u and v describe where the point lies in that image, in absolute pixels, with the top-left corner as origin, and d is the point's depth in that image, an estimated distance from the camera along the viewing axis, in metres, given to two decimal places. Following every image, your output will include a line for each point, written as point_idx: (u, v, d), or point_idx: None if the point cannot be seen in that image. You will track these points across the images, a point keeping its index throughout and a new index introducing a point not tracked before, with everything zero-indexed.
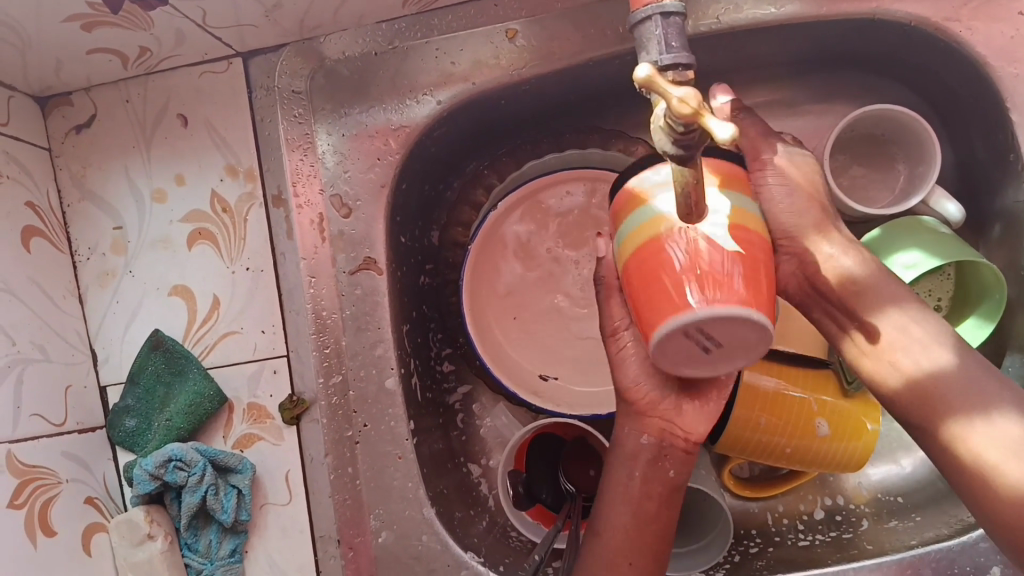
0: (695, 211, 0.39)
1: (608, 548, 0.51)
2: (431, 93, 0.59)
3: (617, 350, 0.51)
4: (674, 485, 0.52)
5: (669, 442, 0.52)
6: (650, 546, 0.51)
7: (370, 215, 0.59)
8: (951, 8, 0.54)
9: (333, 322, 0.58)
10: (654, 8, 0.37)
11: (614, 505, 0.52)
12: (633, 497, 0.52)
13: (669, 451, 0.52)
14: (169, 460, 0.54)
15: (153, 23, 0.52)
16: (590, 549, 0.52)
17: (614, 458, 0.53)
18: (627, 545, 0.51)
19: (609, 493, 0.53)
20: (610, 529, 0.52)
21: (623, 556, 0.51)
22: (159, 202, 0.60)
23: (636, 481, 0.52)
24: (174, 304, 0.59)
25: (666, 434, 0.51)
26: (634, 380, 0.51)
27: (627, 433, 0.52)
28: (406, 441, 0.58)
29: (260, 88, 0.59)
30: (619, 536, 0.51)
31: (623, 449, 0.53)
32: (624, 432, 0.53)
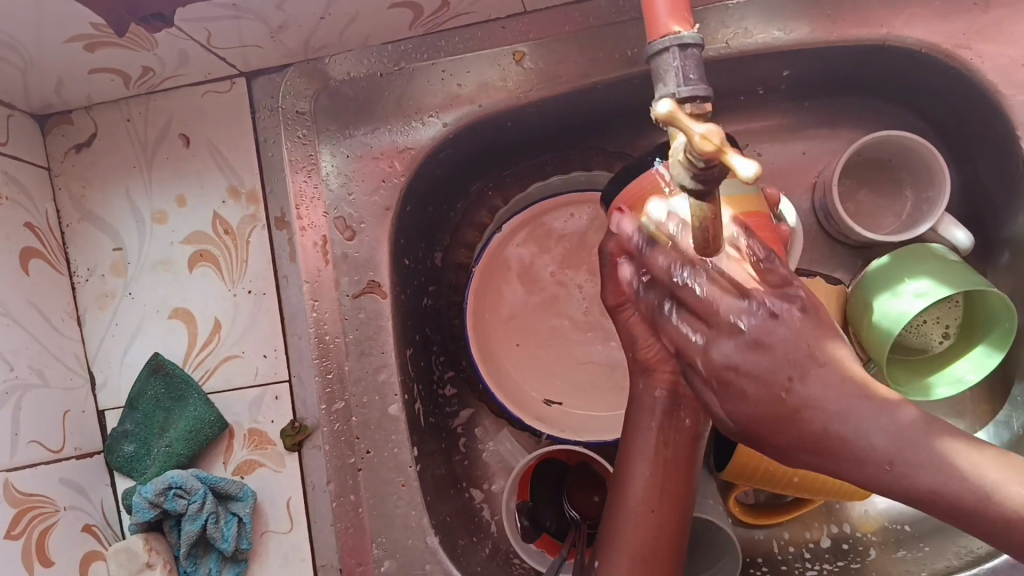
0: (712, 245, 0.38)
1: (632, 498, 0.53)
2: (437, 115, 0.58)
3: (624, 320, 0.52)
4: (693, 434, 0.54)
5: (683, 393, 0.53)
6: (672, 493, 0.53)
7: (375, 238, 0.58)
8: (962, 35, 0.54)
9: (336, 347, 0.57)
10: (672, 39, 0.37)
11: (633, 466, 0.54)
12: (652, 449, 0.53)
13: (683, 401, 0.53)
14: (170, 488, 0.54)
15: (157, 44, 0.51)
16: (616, 499, 0.54)
17: (631, 412, 0.54)
18: (651, 494, 0.53)
19: (628, 447, 0.54)
20: (633, 480, 0.54)
21: (647, 505, 0.53)
22: (160, 223, 0.59)
23: (653, 433, 0.53)
24: (174, 327, 0.58)
25: (678, 385, 0.53)
26: (644, 344, 0.52)
27: (640, 389, 0.54)
28: (409, 468, 0.57)
29: (264, 108, 0.58)
30: (642, 485, 0.53)
31: (640, 404, 0.54)
32: (638, 387, 0.54)
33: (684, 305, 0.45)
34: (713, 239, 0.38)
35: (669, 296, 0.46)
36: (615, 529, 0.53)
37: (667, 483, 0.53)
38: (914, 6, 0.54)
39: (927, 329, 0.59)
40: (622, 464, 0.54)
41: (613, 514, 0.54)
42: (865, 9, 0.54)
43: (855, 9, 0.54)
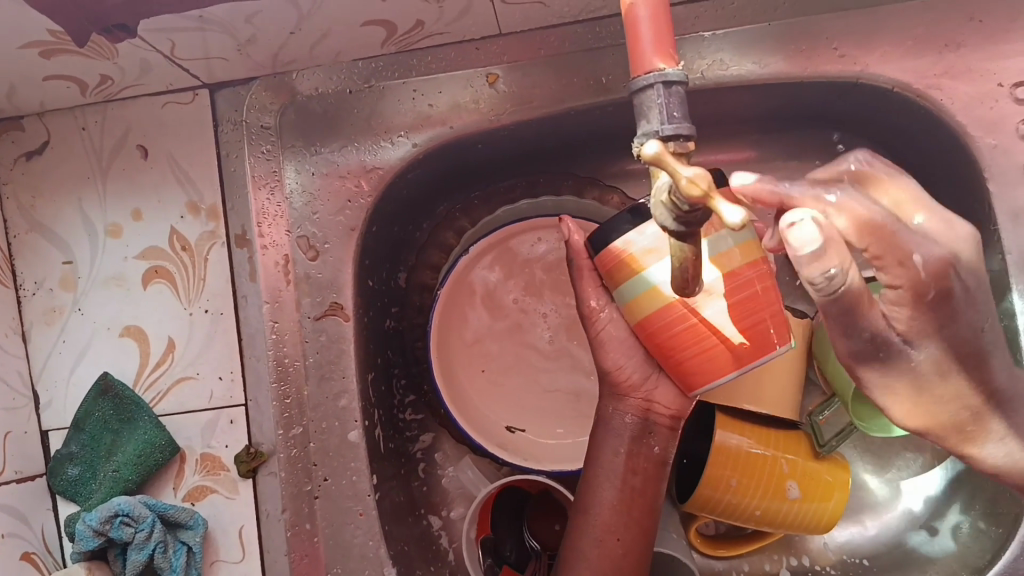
0: (690, 285, 0.38)
1: (597, 525, 0.53)
2: (407, 135, 0.57)
3: (595, 332, 0.52)
4: (660, 461, 0.55)
5: (655, 419, 0.53)
6: (637, 521, 0.54)
7: (339, 259, 0.56)
8: (932, 76, 0.55)
9: (296, 370, 0.55)
10: (657, 76, 0.36)
11: (596, 484, 0.54)
12: (620, 473, 0.54)
13: (654, 428, 0.54)
14: (116, 516, 0.51)
15: (118, 53, 0.50)
16: (580, 525, 0.54)
17: (599, 435, 0.55)
18: (617, 522, 0.53)
19: (594, 466, 0.55)
20: (598, 506, 0.54)
21: (612, 533, 0.53)
22: (114, 237, 0.57)
23: (621, 457, 0.54)
24: (126, 345, 0.56)
25: (651, 411, 0.53)
26: (616, 362, 0.52)
27: (611, 412, 0.54)
28: (368, 497, 0.55)
29: (227, 121, 0.56)
30: (608, 512, 0.53)
31: (609, 427, 0.55)
32: (609, 411, 0.54)
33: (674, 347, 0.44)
34: (692, 278, 0.37)
35: (661, 346, 0.45)
36: (578, 556, 0.54)
37: (633, 506, 0.54)
38: (887, 45, 0.55)
39: None
40: (587, 489, 0.55)
41: (576, 540, 0.54)
42: (839, 46, 0.55)
43: (829, 46, 0.55)
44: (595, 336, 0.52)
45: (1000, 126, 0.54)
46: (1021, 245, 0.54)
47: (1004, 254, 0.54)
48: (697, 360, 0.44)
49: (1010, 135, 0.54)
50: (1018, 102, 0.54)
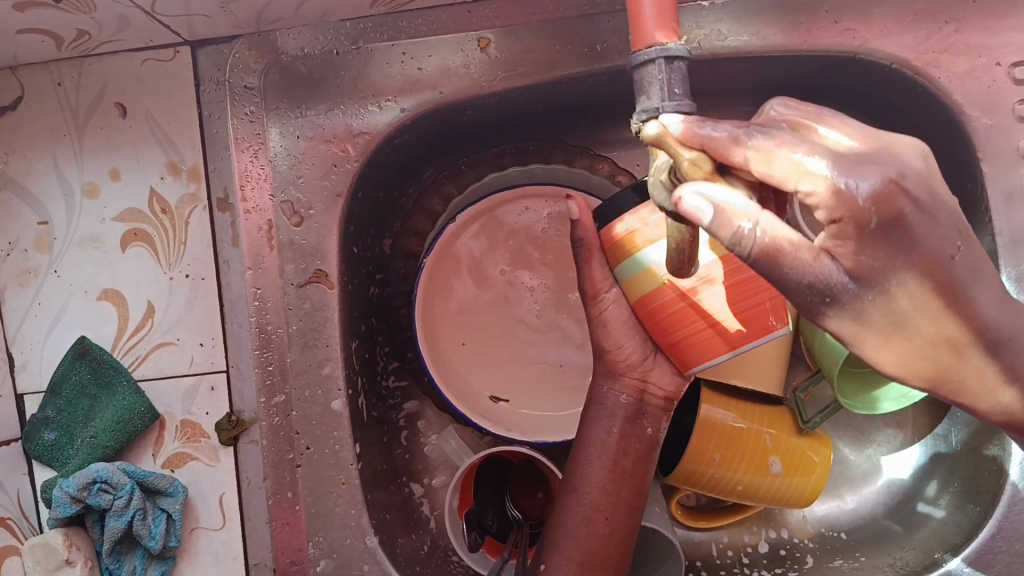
0: (685, 266, 0.37)
1: (586, 504, 0.54)
2: (395, 100, 0.55)
3: (597, 313, 0.50)
4: (651, 442, 0.55)
5: (648, 400, 0.54)
6: (626, 501, 0.54)
7: (324, 225, 0.55)
8: (931, 53, 0.54)
9: (278, 338, 0.54)
10: (659, 50, 0.35)
11: (586, 467, 0.55)
12: (611, 454, 0.54)
13: (647, 409, 0.54)
14: (93, 482, 0.51)
15: (95, 7, 0.48)
16: (569, 503, 0.55)
17: (589, 415, 0.55)
18: (607, 502, 0.54)
19: (583, 445, 0.55)
20: (588, 486, 0.54)
21: (601, 512, 0.54)
22: (91, 197, 0.55)
23: (613, 438, 0.54)
24: (103, 309, 0.55)
25: (645, 392, 0.53)
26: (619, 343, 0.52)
27: (604, 392, 0.54)
28: (351, 466, 0.55)
29: (209, 80, 0.55)
30: (597, 492, 0.54)
31: (601, 407, 0.55)
32: (602, 391, 0.54)
33: (670, 328, 0.44)
34: (687, 261, 0.37)
35: (658, 326, 0.44)
36: (567, 534, 0.54)
37: (623, 487, 0.54)
38: (887, 20, 0.54)
39: None
40: (577, 467, 0.55)
41: (565, 519, 0.55)
42: (838, 20, 0.54)
43: (829, 19, 0.54)
44: (597, 316, 0.51)
45: (997, 106, 0.54)
46: (1012, 226, 0.54)
47: (995, 235, 0.54)
48: (691, 340, 0.43)
49: (1006, 115, 0.53)
50: (1015, 82, 0.53)
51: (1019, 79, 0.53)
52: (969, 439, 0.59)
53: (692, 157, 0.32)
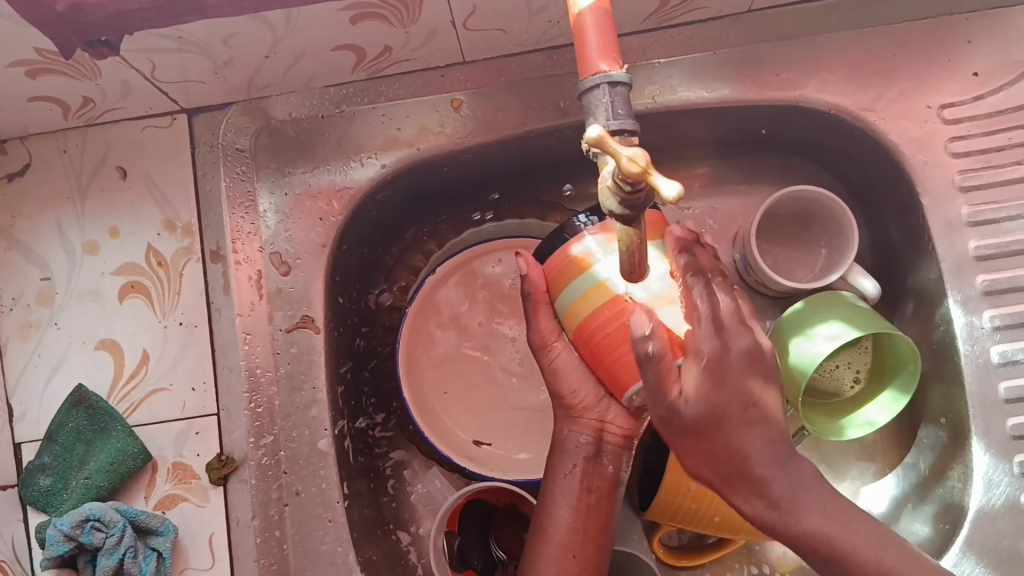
0: (637, 268, 0.41)
1: (553, 545, 0.53)
2: (376, 156, 0.60)
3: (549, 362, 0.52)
4: (614, 481, 0.55)
5: (607, 440, 0.54)
6: (592, 540, 0.54)
7: (310, 274, 0.59)
8: (867, 100, 0.59)
9: (267, 380, 0.57)
10: (602, 77, 0.39)
11: (553, 503, 0.54)
12: (575, 493, 0.54)
13: (607, 447, 0.54)
14: (87, 520, 0.52)
15: (100, 73, 0.52)
16: (537, 547, 0.54)
17: (554, 456, 0.55)
18: (575, 541, 0.53)
19: (549, 485, 0.55)
20: (555, 526, 0.54)
21: (569, 551, 0.53)
22: (92, 253, 0.59)
23: (577, 475, 0.55)
24: (100, 358, 0.58)
25: (604, 432, 0.54)
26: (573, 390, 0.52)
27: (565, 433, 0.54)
28: (337, 504, 0.57)
29: (204, 144, 0.59)
30: (564, 532, 0.53)
31: (564, 446, 0.55)
32: (564, 433, 0.54)
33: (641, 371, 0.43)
34: (638, 265, 0.41)
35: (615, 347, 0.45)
36: None
37: (590, 524, 0.54)
38: (824, 71, 0.59)
39: (839, 373, 0.62)
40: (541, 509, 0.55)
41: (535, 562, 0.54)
42: (781, 73, 0.59)
43: (771, 72, 0.59)
44: (549, 366, 0.52)
45: (930, 145, 0.59)
46: (954, 253, 0.58)
47: (940, 263, 0.59)
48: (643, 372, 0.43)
49: (938, 153, 0.59)
50: (945, 123, 0.59)
51: (948, 120, 0.59)
52: (935, 464, 0.61)
53: (631, 153, 0.33)
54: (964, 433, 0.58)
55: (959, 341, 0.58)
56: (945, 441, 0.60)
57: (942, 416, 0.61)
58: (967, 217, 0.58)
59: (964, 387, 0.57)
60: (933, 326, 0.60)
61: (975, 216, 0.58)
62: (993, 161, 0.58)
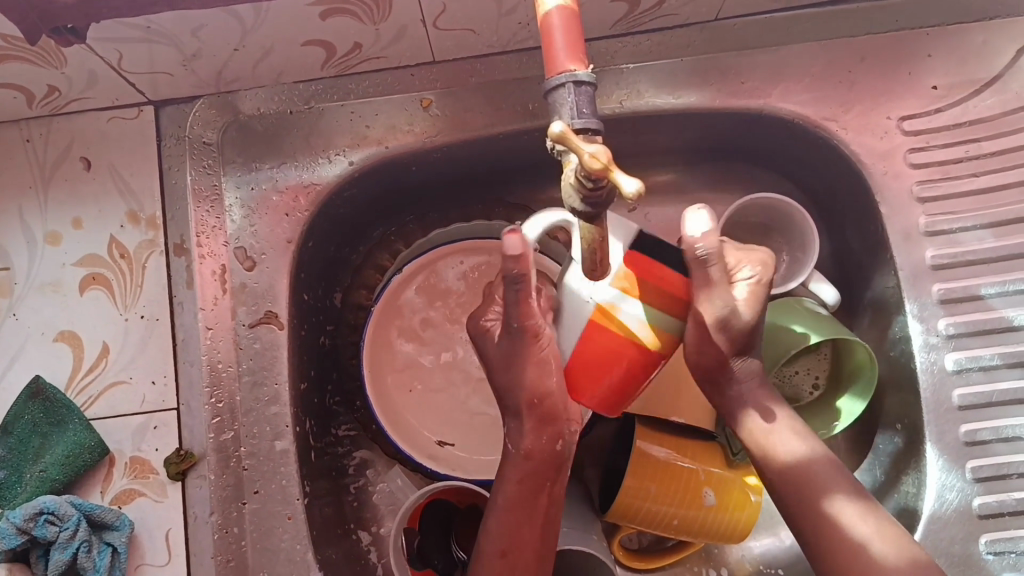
0: (598, 266, 0.41)
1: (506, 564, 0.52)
2: (344, 153, 0.59)
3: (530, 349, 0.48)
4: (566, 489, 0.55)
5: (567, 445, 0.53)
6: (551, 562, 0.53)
7: (275, 269, 0.58)
8: (830, 109, 0.60)
9: (229, 377, 0.56)
10: (568, 76, 0.39)
11: (513, 518, 0.52)
12: (540, 510, 0.53)
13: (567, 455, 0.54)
14: (41, 513, 0.51)
15: (66, 61, 0.52)
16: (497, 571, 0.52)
17: (516, 470, 0.52)
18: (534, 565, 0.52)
19: (509, 502, 0.52)
20: (520, 550, 0.52)
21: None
22: (53, 245, 0.58)
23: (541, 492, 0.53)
24: (59, 350, 0.57)
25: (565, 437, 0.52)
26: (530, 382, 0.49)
27: (529, 436, 0.52)
28: (297, 501, 0.56)
29: (172, 136, 0.59)
30: (529, 557, 0.52)
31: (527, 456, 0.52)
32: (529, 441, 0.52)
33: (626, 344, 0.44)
34: (600, 264, 0.42)
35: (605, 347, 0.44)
36: None
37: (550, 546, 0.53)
38: (789, 81, 0.60)
39: (798, 379, 0.64)
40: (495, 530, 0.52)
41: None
42: (746, 81, 0.60)
43: (737, 80, 0.60)
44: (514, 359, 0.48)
45: (890, 155, 0.60)
46: (912, 262, 0.59)
47: (898, 271, 0.60)
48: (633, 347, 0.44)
49: (897, 164, 0.60)
50: (905, 134, 0.60)
51: (908, 131, 0.60)
52: (890, 471, 0.62)
53: (592, 150, 0.34)
54: (919, 438, 0.59)
55: (915, 351, 0.59)
56: (900, 446, 0.61)
57: (897, 423, 0.62)
58: (924, 227, 0.59)
59: (919, 393, 0.58)
60: (891, 334, 0.62)
61: (933, 226, 0.59)
62: (951, 173, 0.60)
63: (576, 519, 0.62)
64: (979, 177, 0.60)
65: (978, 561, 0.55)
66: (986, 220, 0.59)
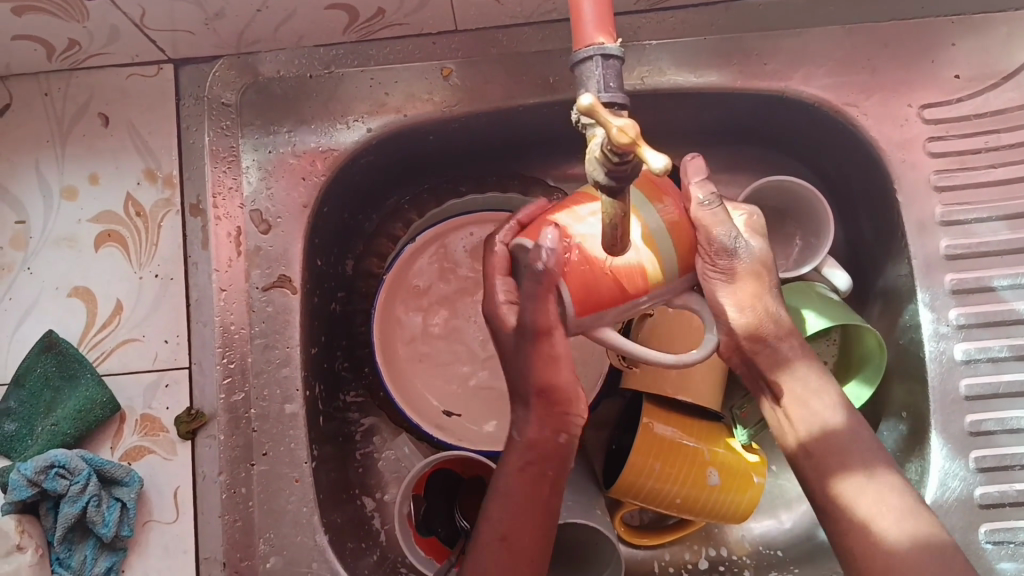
0: (619, 242, 0.40)
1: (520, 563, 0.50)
2: (362, 120, 0.59)
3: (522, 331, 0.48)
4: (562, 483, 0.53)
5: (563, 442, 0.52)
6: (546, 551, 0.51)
7: (290, 233, 0.58)
8: (851, 94, 0.60)
9: (241, 339, 0.57)
10: (596, 49, 0.39)
11: (496, 506, 0.51)
12: (534, 495, 0.51)
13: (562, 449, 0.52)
14: (51, 466, 0.52)
15: (88, 16, 0.52)
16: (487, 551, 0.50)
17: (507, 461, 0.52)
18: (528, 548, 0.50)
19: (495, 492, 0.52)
20: (512, 534, 0.50)
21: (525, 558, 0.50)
22: (69, 199, 0.58)
23: (529, 477, 0.51)
24: (73, 305, 0.57)
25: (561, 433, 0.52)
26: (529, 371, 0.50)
27: (530, 428, 0.52)
28: (305, 464, 0.57)
29: (189, 96, 0.59)
30: (515, 541, 0.50)
31: (517, 447, 0.52)
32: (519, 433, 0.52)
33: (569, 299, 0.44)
34: (620, 239, 0.40)
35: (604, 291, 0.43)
36: None
37: (538, 531, 0.51)
38: (811, 64, 0.60)
39: None
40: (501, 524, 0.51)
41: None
42: (768, 63, 0.60)
43: (760, 61, 0.60)
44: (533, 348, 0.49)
45: (910, 144, 0.60)
46: (925, 251, 0.59)
47: (911, 260, 0.60)
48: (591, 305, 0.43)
49: (917, 152, 0.60)
50: (925, 123, 0.60)
51: (929, 119, 0.60)
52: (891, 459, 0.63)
53: (620, 124, 0.34)
54: (924, 427, 0.59)
55: (924, 340, 0.59)
56: (903, 433, 0.62)
57: (902, 411, 0.62)
58: (940, 216, 0.59)
59: (926, 383, 0.59)
60: (900, 322, 0.62)
61: (948, 216, 0.59)
62: (968, 163, 0.60)
63: (580, 494, 0.62)
64: (997, 169, 0.59)
65: (975, 549, 0.56)
66: (1001, 212, 0.59)
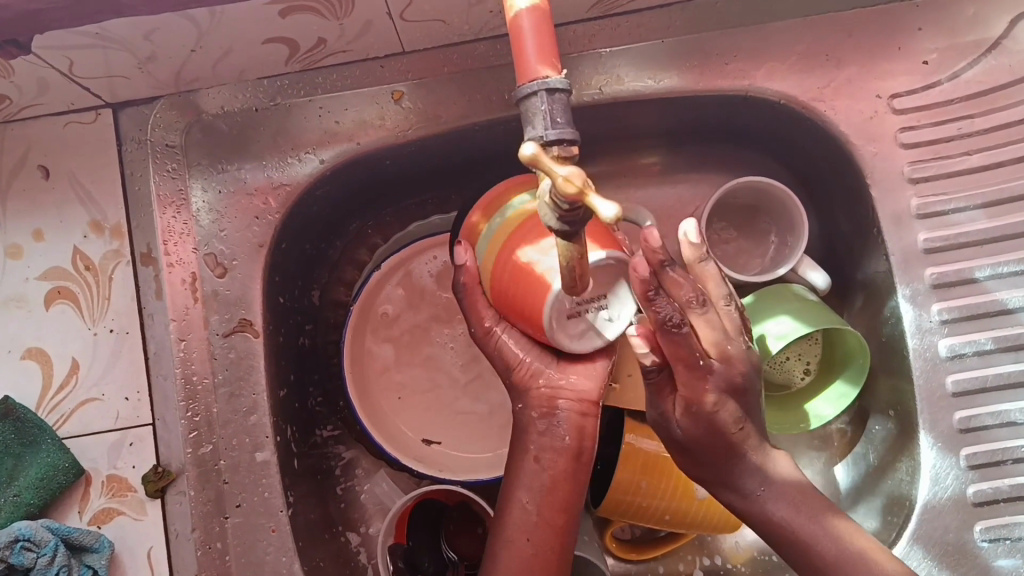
0: (578, 282, 0.39)
1: (527, 550, 0.50)
2: (314, 152, 0.57)
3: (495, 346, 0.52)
4: (574, 452, 0.51)
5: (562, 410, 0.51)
6: (557, 523, 0.50)
7: (247, 275, 0.57)
8: (817, 89, 0.58)
9: (204, 389, 0.55)
10: (539, 84, 0.37)
11: (508, 484, 0.52)
12: (540, 467, 0.51)
13: (563, 416, 0.51)
14: (16, 541, 0.50)
15: (14, 71, 0.50)
16: (500, 530, 0.51)
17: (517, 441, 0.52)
18: (528, 519, 0.50)
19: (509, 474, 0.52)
20: (515, 513, 0.51)
21: (524, 531, 0.50)
22: (15, 258, 0.56)
23: (532, 453, 0.51)
24: (27, 367, 0.55)
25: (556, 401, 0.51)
26: (517, 355, 0.51)
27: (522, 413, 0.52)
28: (281, 513, 0.55)
29: (132, 140, 0.56)
30: (519, 513, 0.50)
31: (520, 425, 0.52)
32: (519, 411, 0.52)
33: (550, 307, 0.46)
34: (579, 278, 0.39)
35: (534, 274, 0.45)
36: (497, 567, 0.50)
37: (545, 509, 0.50)
38: (774, 60, 0.58)
39: (790, 365, 0.62)
40: (512, 515, 0.51)
41: (506, 573, 0.49)
42: (729, 62, 0.58)
43: (721, 62, 0.58)
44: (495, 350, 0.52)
45: (881, 136, 0.58)
46: (903, 246, 0.58)
47: (889, 256, 0.58)
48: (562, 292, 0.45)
49: (888, 144, 0.58)
50: (895, 113, 0.58)
51: (898, 109, 0.58)
52: (882, 458, 0.62)
53: (565, 172, 0.32)
54: (911, 426, 0.58)
55: (907, 336, 0.57)
56: (892, 432, 0.61)
57: (889, 409, 0.61)
58: (916, 209, 0.58)
59: (912, 380, 0.57)
60: (882, 319, 0.60)
61: (924, 208, 0.58)
62: (943, 152, 0.58)
63: None
64: (972, 156, 0.58)
65: (972, 549, 0.54)
66: (980, 200, 0.57)
